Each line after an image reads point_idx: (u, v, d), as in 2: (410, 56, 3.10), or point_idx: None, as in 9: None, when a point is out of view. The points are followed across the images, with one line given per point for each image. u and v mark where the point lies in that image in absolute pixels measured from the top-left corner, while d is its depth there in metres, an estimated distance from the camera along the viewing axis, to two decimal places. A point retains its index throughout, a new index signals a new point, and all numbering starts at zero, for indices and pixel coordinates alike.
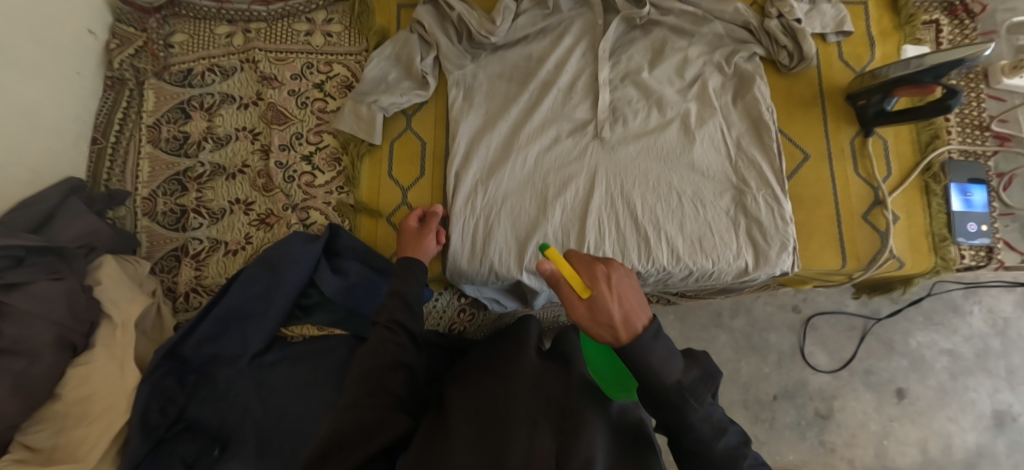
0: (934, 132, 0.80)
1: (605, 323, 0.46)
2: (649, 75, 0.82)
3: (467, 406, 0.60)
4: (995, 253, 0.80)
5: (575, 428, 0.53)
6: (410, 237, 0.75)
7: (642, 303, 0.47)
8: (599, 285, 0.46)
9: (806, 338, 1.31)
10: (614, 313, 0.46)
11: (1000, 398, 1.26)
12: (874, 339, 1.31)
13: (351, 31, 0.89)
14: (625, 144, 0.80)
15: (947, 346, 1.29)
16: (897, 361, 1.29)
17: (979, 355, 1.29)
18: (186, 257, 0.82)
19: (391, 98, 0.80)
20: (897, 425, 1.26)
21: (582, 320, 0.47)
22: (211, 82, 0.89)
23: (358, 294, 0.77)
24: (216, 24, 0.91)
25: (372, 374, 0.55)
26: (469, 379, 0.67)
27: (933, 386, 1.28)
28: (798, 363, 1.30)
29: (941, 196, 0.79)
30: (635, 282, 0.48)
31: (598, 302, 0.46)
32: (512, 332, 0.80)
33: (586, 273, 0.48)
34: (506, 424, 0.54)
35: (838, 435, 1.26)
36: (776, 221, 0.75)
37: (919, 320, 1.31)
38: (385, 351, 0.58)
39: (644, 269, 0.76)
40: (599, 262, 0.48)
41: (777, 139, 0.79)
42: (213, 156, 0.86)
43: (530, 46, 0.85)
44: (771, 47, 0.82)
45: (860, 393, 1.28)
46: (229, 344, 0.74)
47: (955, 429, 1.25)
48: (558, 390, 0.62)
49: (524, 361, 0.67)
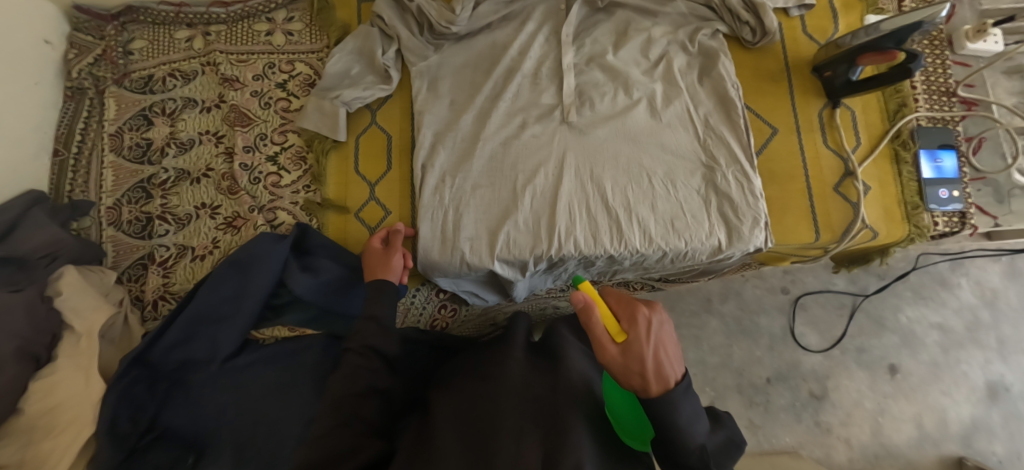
0: (902, 100, 0.80)
1: (636, 370, 0.48)
2: (614, 58, 0.82)
3: (454, 414, 0.60)
4: (968, 217, 0.79)
5: (562, 427, 0.51)
6: (376, 259, 0.73)
7: (675, 356, 0.49)
8: (637, 330, 0.49)
9: (796, 318, 1.31)
10: (647, 362, 0.47)
11: (992, 369, 1.26)
12: (864, 316, 1.30)
13: (312, 28, 0.88)
14: (594, 127, 0.79)
15: (937, 320, 1.30)
16: (888, 338, 1.29)
17: (969, 327, 1.29)
18: (153, 265, 0.80)
19: (354, 92, 0.79)
20: (891, 401, 1.25)
21: (612, 361, 0.48)
22: (172, 87, 0.87)
23: (331, 292, 0.76)
24: (176, 29, 0.90)
25: (346, 401, 0.56)
26: (455, 384, 0.68)
27: (926, 361, 1.27)
28: (789, 344, 1.29)
29: (912, 164, 0.79)
30: (671, 333, 0.50)
31: (633, 347, 0.48)
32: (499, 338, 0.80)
33: (625, 317, 0.51)
34: (493, 431, 0.53)
35: (833, 415, 1.25)
36: (747, 197, 0.75)
37: (907, 295, 1.31)
38: (360, 379, 0.58)
39: (617, 252, 0.75)
40: (640, 304, 0.51)
41: (744, 114, 0.78)
42: (177, 162, 0.84)
43: (494, 33, 0.84)
44: (734, 23, 0.82)
45: (853, 371, 1.28)
46: (200, 349, 0.71)
47: (949, 402, 1.25)
48: (545, 390, 0.60)
49: (509, 364, 0.66)
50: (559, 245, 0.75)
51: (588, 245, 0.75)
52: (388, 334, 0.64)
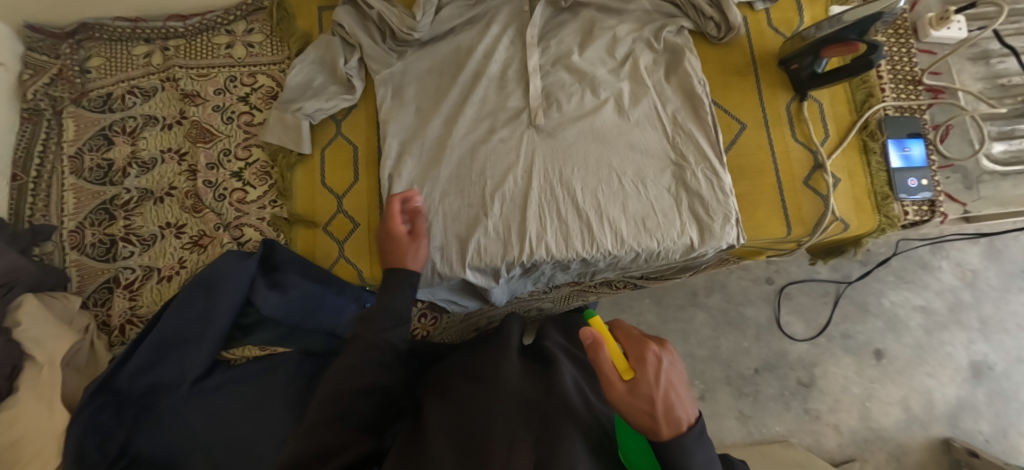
0: (869, 91, 0.80)
1: (644, 410, 0.46)
2: (580, 58, 0.81)
3: (447, 416, 0.58)
4: (938, 205, 0.78)
5: (555, 433, 0.51)
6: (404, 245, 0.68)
7: (686, 397, 0.47)
8: (646, 369, 0.48)
9: (781, 308, 1.31)
10: (656, 402, 0.46)
11: (975, 349, 1.28)
12: (848, 303, 1.31)
13: (272, 38, 0.86)
14: (563, 128, 0.78)
15: (920, 302, 1.30)
16: (872, 323, 1.30)
17: (952, 308, 1.30)
18: (119, 288, 0.78)
19: (316, 104, 0.77)
20: (878, 386, 1.26)
21: (620, 400, 0.47)
22: (132, 105, 0.85)
23: (300, 309, 0.73)
24: (133, 44, 0.87)
25: (344, 397, 0.53)
26: (450, 385, 0.66)
27: (910, 344, 1.28)
28: (776, 334, 1.30)
29: (880, 154, 0.79)
30: (682, 373, 0.49)
31: (641, 385, 0.46)
32: (488, 338, 0.79)
33: (634, 355, 0.50)
34: (484, 433, 0.52)
35: (822, 402, 1.26)
36: (717, 195, 0.75)
37: (890, 279, 1.32)
38: (363, 373, 0.55)
39: (589, 255, 0.75)
40: (649, 342, 0.50)
41: (712, 110, 0.78)
42: (139, 182, 0.82)
43: (458, 37, 0.83)
44: (699, 19, 0.81)
45: (840, 357, 1.28)
46: (169, 371, 0.69)
47: (935, 384, 1.26)
48: (540, 393, 0.60)
49: (503, 368, 0.66)
50: (530, 250, 0.74)
51: (559, 248, 0.75)
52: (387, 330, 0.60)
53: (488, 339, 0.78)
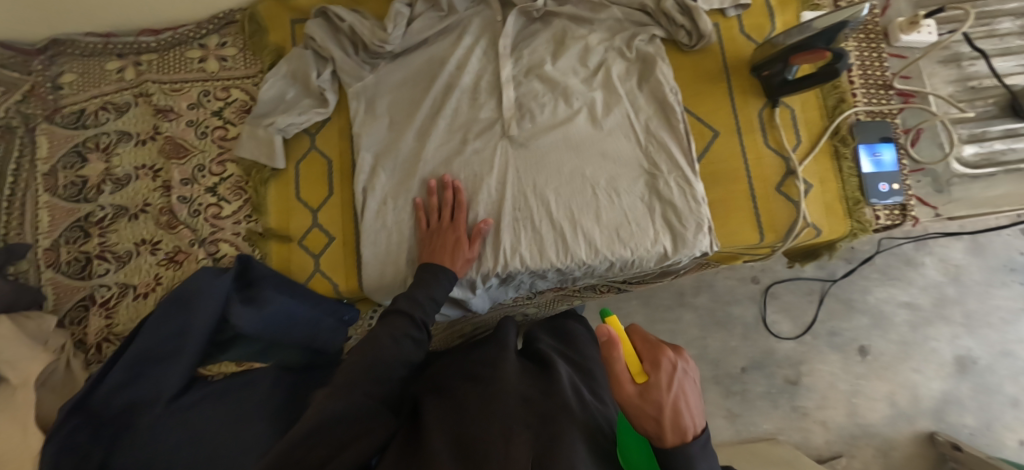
0: (840, 96, 0.80)
1: (652, 415, 0.44)
2: (552, 68, 0.81)
3: (445, 413, 0.56)
4: (909, 210, 0.79)
5: (554, 430, 0.49)
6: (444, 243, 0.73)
7: (696, 408, 0.45)
8: (659, 374, 0.45)
9: (767, 307, 1.32)
10: (665, 408, 0.44)
11: (960, 344, 1.28)
12: (834, 300, 1.32)
13: (245, 52, 0.86)
14: (537, 137, 0.79)
15: (905, 298, 1.31)
16: (858, 319, 1.31)
17: (936, 303, 1.31)
18: (95, 306, 0.78)
19: (288, 118, 0.77)
20: (865, 382, 1.28)
21: (628, 401, 0.45)
22: (105, 121, 0.84)
23: (274, 325, 0.72)
24: (106, 60, 0.86)
25: (380, 367, 0.57)
26: (449, 386, 0.64)
27: (895, 340, 1.29)
28: (762, 333, 1.31)
29: (852, 159, 0.79)
30: (695, 383, 0.47)
31: (652, 390, 0.44)
32: (489, 341, 0.77)
33: (648, 358, 0.48)
34: (481, 432, 0.49)
35: (809, 399, 1.27)
36: (690, 203, 0.75)
37: (874, 276, 1.33)
38: (403, 346, 0.61)
39: (564, 265, 0.75)
40: (666, 348, 0.48)
41: (684, 118, 0.78)
42: (113, 198, 0.81)
43: (431, 48, 0.82)
44: (670, 27, 0.81)
45: (826, 354, 1.29)
46: (147, 389, 0.68)
47: (920, 379, 1.27)
48: (539, 393, 0.58)
49: (502, 370, 0.64)
50: (504, 262, 0.75)
51: (534, 259, 0.75)
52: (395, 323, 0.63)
53: (487, 342, 0.77)
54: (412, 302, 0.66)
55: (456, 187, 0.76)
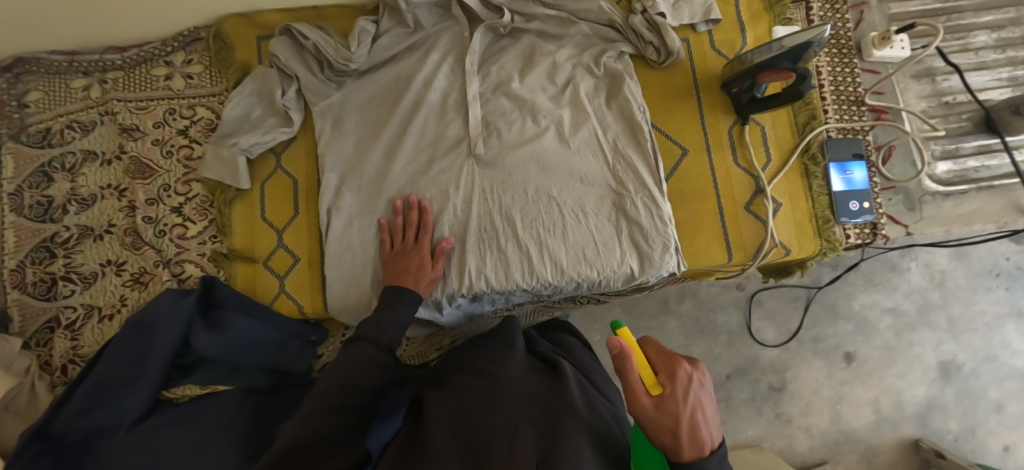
0: (811, 113, 0.79)
1: (669, 428, 0.43)
2: (520, 85, 0.79)
3: (447, 409, 0.52)
4: (879, 228, 0.79)
5: (560, 430, 0.45)
6: (410, 265, 0.72)
7: (714, 421, 0.45)
8: (675, 386, 0.45)
9: (753, 314, 1.28)
10: (682, 420, 0.43)
11: (944, 350, 1.25)
12: (819, 307, 1.28)
13: (211, 69, 0.85)
14: (503, 156, 0.77)
15: (889, 304, 1.27)
16: (843, 326, 1.27)
17: (921, 309, 1.26)
18: (60, 328, 0.78)
19: (253, 139, 0.76)
20: (848, 388, 1.25)
21: (644, 413, 0.45)
22: (71, 140, 0.84)
23: (238, 347, 0.72)
24: (72, 77, 0.85)
25: (350, 389, 0.54)
26: (450, 379, 0.59)
27: (879, 346, 1.26)
28: (747, 340, 1.27)
29: (822, 177, 0.79)
30: (712, 395, 0.46)
31: (668, 401, 0.44)
32: (493, 333, 0.71)
33: (663, 369, 0.48)
34: (484, 430, 0.46)
35: (793, 406, 1.25)
36: (656, 223, 0.74)
37: (860, 282, 1.27)
38: (370, 371, 0.57)
39: (529, 285, 0.75)
40: (681, 360, 0.48)
41: (651, 136, 0.77)
42: (79, 219, 0.81)
43: (398, 65, 0.80)
44: (638, 44, 0.80)
45: (811, 361, 1.26)
46: (109, 415, 0.66)
47: (904, 385, 1.25)
48: (544, 387, 0.54)
49: (507, 359, 0.59)
50: (469, 283, 0.75)
51: (499, 280, 0.74)
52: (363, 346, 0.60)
53: (490, 339, 0.70)
54: (378, 328, 0.63)
55: (423, 207, 0.75)
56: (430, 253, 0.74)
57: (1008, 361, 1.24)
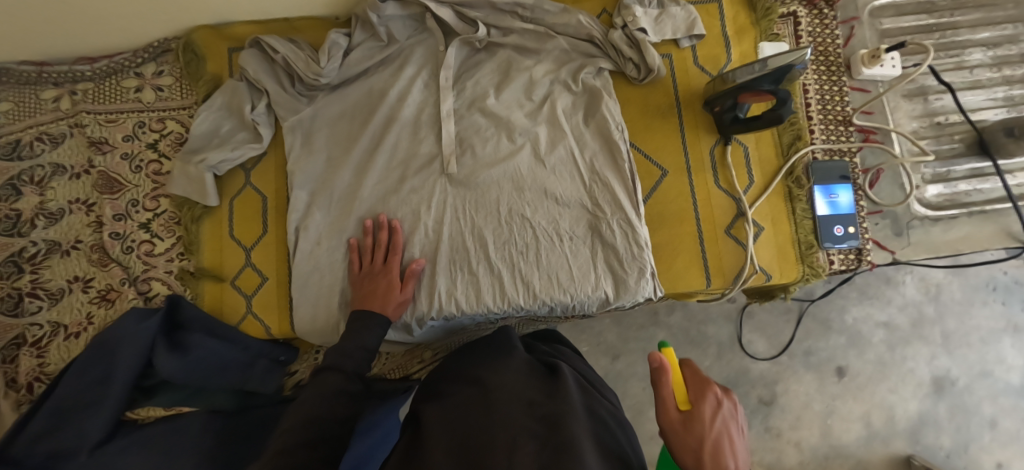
0: (797, 133, 0.77)
1: (693, 450, 0.40)
2: (495, 101, 0.77)
3: (443, 419, 0.48)
4: (864, 254, 0.79)
5: (562, 436, 0.42)
6: (378, 286, 0.70)
7: (745, 451, 0.40)
8: (704, 407, 0.43)
9: (743, 326, 1.11)
10: (707, 442, 0.40)
11: (937, 365, 1.08)
12: (811, 320, 1.11)
13: (182, 81, 0.83)
14: (477, 174, 0.74)
15: (882, 318, 1.10)
16: (835, 339, 1.10)
17: (914, 323, 1.09)
18: (26, 345, 0.77)
19: (220, 155, 0.74)
20: (840, 403, 1.08)
21: (670, 432, 0.42)
22: (40, 152, 0.81)
23: (203, 370, 0.71)
24: (41, 88, 0.83)
25: (319, 422, 0.50)
26: (446, 390, 0.55)
27: (871, 360, 1.09)
28: (737, 351, 1.10)
29: (806, 200, 0.77)
30: (746, 425, 0.43)
31: (695, 421, 0.41)
32: (495, 338, 0.66)
33: (697, 391, 0.45)
34: (482, 442, 0.41)
35: (783, 419, 1.08)
36: (632, 248, 0.72)
37: (853, 295, 1.11)
38: (338, 403, 0.54)
39: (500, 309, 0.72)
40: (714, 384, 0.45)
41: (629, 157, 0.74)
42: (46, 233, 0.79)
43: (371, 79, 0.78)
44: (618, 59, 0.77)
45: (801, 374, 1.09)
46: (68, 438, 0.64)
47: (897, 399, 1.08)
48: (542, 392, 0.50)
49: (501, 366, 0.56)
50: (439, 307, 0.73)
51: (470, 303, 0.72)
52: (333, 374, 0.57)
53: (489, 345, 0.65)
54: (343, 356, 0.61)
55: (393, 227, 0.73)
56: (400, 278, 0.72)
57: (1004, 377, 1.08)
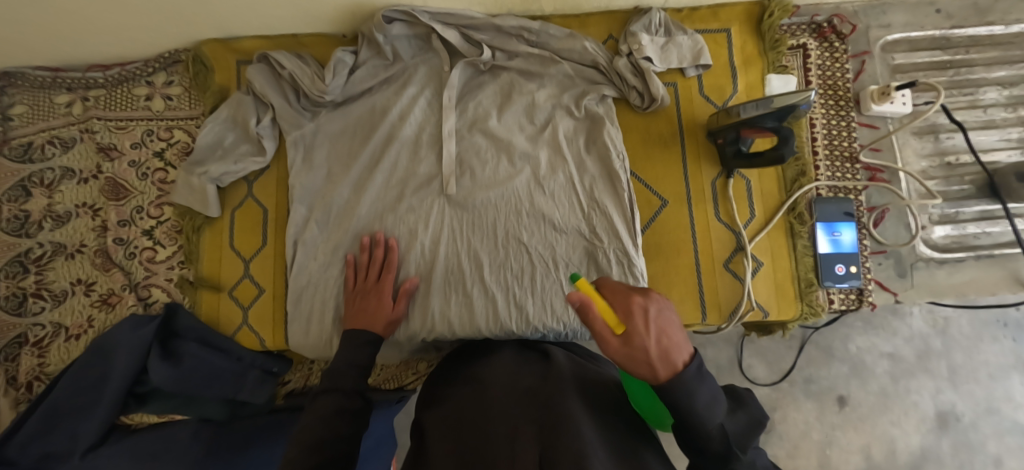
0: (801, 169, 0.76)
1: (643, 361, 0.38)
2: (497, 123, 0.76)
3: (445, 424, 0.48)
4: (865, 294, 0.79)
5: (558, 414, 0.41)
6: (370, 300, 0.70)
7: (682, 335, 0.39)
8: (636, 319, 0.39)
9: (743, 350, 1.04)
10: (652, 350, 0.37)
11: (942, 399, 1.01)
12: (813, 348, 1.03)
13: (190, 92, 0.84)
14: (474, 196, 0.74)
15: (887, 349, 1.02)
16: (836, 367, 1.03)
17: (920, 355, 1.02)
18: (27, 345, 0.78)
19: (222, 167, 0.76)
20: (839, 433, 1.01)
21: (617, 358, 0.39)
22: (51, 156, 0.83)
23: (195, 379, 0.72)
24: (55, 93, 0.84)
25: (324, 446, 0.49)
26: (444, 394, 0.55)
27: (874, 391, 1.02)
28: (735, 377, 1.03)
29: (807, 238, 0.76)
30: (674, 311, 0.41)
31: (635, 338, 0.38)
32: (487, 348, 0.65)
33: (619, 304, 0.41)
34: (485, 439, 0.41)
35: (778, 447, 1.02)
36: (628, 277, 0.70)
37: (858, 325, 1.03)
38: (341, 421, 0.53)
39: (495, 335, 0.70)
40: (634, 292, 0.41)
41: (629, 186, 0.73)
42: (53, 235, 0.81)
43: (374, 97, 0.79)
44: (622, 86, 0.77)
45: (801, 402, 1.03)
46: (62, 441, 0.65)
47: (898, 433, 1.01)
48: (539, 377, 0.49)
49: (495, 362, 0.57)
50: (431, 328, 0.72)
51: (461, 326, 0.72)
52: (330, 393, 0.56)
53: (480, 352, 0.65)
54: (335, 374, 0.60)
55: (389, 245, 0.74)
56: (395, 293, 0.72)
57: (1011, 414, 0.99)
